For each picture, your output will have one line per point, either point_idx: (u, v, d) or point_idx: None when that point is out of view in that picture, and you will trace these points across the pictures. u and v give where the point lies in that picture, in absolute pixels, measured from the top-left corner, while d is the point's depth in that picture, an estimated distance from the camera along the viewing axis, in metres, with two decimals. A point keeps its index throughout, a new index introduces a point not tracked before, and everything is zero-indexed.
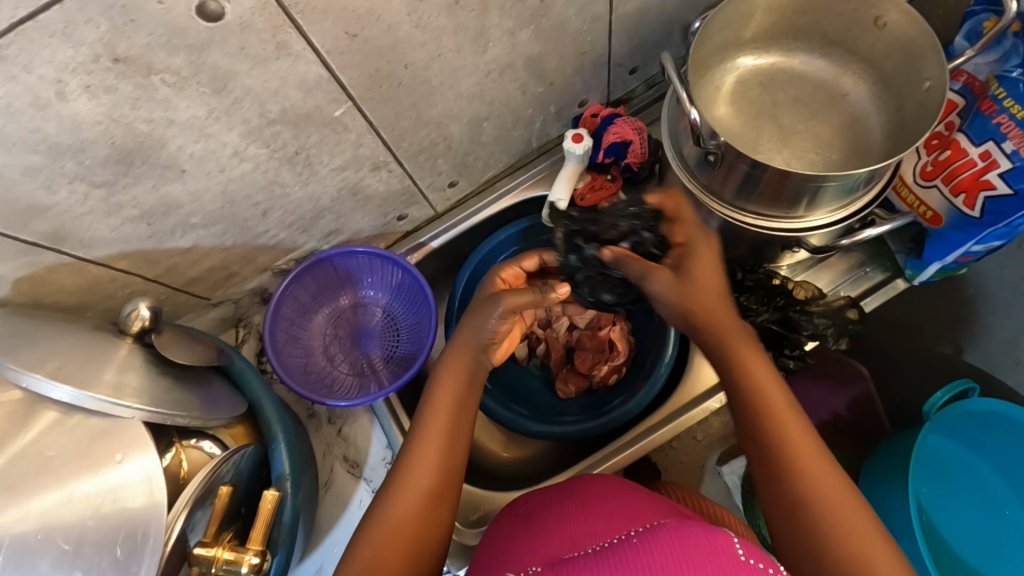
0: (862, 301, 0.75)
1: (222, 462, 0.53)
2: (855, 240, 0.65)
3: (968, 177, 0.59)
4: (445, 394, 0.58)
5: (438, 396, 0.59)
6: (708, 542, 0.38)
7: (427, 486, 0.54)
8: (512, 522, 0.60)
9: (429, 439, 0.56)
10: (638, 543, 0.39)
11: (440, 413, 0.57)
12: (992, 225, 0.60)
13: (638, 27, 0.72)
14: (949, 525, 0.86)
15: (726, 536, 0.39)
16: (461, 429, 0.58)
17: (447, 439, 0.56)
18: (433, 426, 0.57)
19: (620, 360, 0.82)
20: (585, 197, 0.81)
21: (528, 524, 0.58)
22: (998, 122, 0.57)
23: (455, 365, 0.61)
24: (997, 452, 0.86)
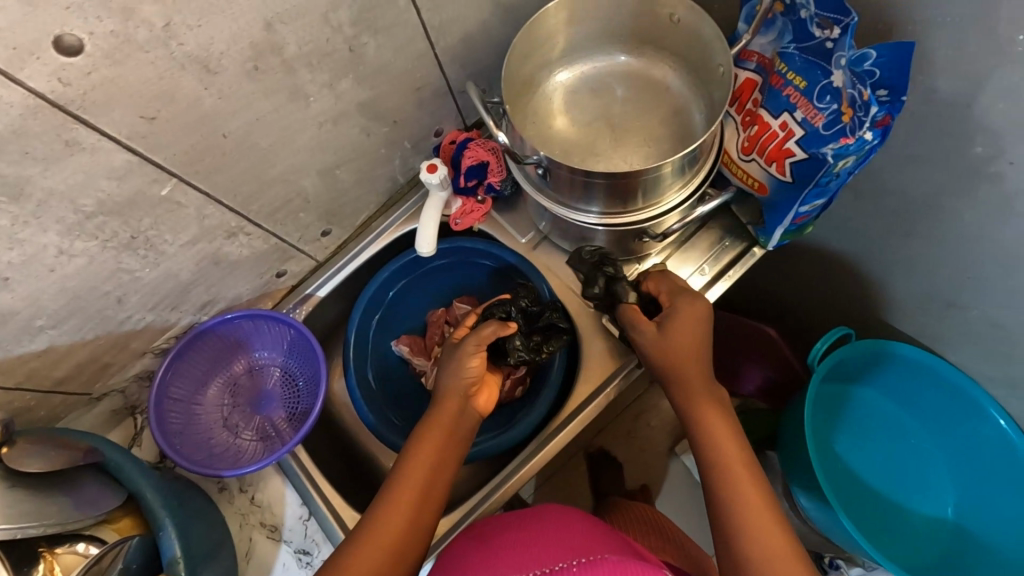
0: (725, 274, 0.79)
1: (121, 539, 0.57)
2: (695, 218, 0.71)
3: (775, 147, 0.63)
4: (432, 436, 0.63)
5: (423, 439, 0.63)
6: None
7: (392, 541, 0.58)
8: (466, 541, 0.62)
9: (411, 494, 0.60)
10: None
11: (418, 468, 0.62)
12: (804, 187, 0.63)
13: (469, 55, 0.75)
14: (864, 466, 0.91)
15: None
16: (440, 483, 0.62)
17: (428, 475, 0.62)
18: (419, 465, 0.62)
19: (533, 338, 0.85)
20: (458, 220, 0.85)
21: (478, 545, 0.59)
22: (786, 94, 0.61)
23: (448, 412, 0.65)
24: (895, 390, 0.92)
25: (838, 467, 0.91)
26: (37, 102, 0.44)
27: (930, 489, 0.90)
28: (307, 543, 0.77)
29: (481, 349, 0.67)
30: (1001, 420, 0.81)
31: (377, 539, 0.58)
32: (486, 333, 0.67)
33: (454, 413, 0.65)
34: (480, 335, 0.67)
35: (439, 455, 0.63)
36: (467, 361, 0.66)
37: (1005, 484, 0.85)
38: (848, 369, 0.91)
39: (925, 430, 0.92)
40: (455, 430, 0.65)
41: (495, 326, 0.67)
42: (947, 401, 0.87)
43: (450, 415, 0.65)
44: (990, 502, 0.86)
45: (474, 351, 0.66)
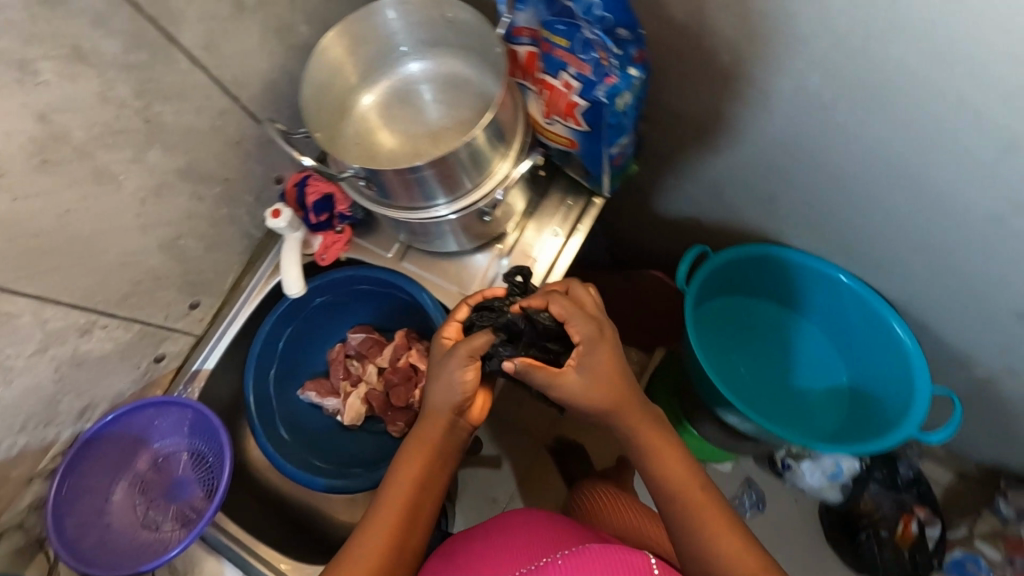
0: (576, 229, 0.85)
1: None
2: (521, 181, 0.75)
3: (564, 104, 0.69)
4: (412, 463, 0.65)
5: (405, 466, 0.65)
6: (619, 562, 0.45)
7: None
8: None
9: (399, 527, 0.62)
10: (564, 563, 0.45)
11: (400, 495, 0.63)
12: (601, 131, 0.70)
13: (278, 98, 0.78)
14: (760, 359, 1.01)
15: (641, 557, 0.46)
16: (419, 516, 0.64)
17: (410, 506, 0.63)
18: (399, 499, 0.63)
19: (424, 343, 0.91)
20: (323, 255, 0.87)
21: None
22: (557, 56, 0.67)
23: (430, 437, 0.66)
24: (761, 289, 1.02)
25: (736, 373, 1.00)
26: None
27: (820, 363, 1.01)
28: None
29: (473, 361, 0.64)
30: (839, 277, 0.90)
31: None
32: (477, 343, 0.63)
33: (436, 437, 0.66)
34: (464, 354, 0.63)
35: (420, 480, 0.65)
36: (455, 377, 0.64)
37: (873, 334, 0.93)
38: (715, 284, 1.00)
39: (795, 314, 1.02)
40: (438, 454, 0.66)
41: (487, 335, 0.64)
42: (802, 283, 0.96)
43: (433, 438, 0.66)
44: (865, 358, 0.96)
45: (466, 363, 0.64)
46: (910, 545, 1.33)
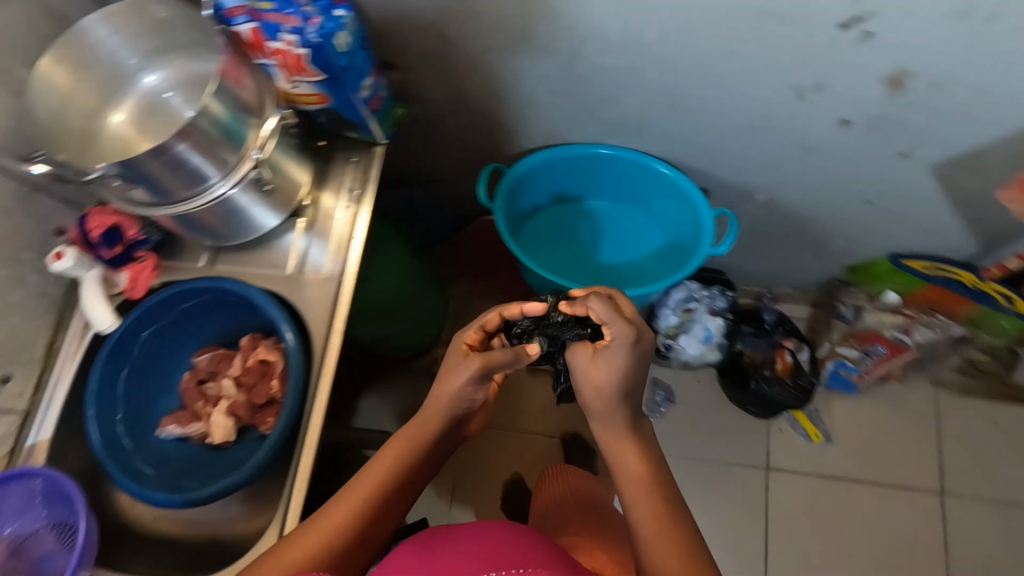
0: (366, 177, 0.91)
1: None
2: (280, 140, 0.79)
3: (294, 61, 0.74)
4: (399, 441, 0.74)
5: (395, 439, 0.75)
6: None
7: (333, 533, 0.66)
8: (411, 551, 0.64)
9: (382, 497, 0.71)
10: None
11: (381, 466, 0.72)
12: (339, 75, 0.77)
13: (20, 144, 0.77)
14: (588, 246, 1.13)
15: None
16: (393, 488, 0.72)
17: (389, 480, 0.72)
18: (382, 473, 0.72)
19: (269, 339, 0.92)
20: (133, 288, 0.86)
21: (426, 558, 0.62)
22: (270, 19, 0.72)
23: (426, 423, 0.76)
24: (559, 192, 1.13)
25: (572, 267, 1.10)
26: None
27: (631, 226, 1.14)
28: None
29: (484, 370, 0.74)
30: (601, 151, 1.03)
31: (324, 526, 0.67)
32: (492, 358, 0.74)
33: (428, 427, 0.76)
34: (483, 364, 0.74)
35: (401, 457, 0.74)
36: (467, 384, 0.74)
37: (651, 183, 1.07)
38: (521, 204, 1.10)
39: (594, 198, 1.14)
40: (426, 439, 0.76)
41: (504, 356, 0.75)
42: (581, 171, 1.08)
43: (428, 424, 0.76)
44: (660, 206, 1.10)
45: (479, 377, 0.74)
46: (790, 373, 1.48)
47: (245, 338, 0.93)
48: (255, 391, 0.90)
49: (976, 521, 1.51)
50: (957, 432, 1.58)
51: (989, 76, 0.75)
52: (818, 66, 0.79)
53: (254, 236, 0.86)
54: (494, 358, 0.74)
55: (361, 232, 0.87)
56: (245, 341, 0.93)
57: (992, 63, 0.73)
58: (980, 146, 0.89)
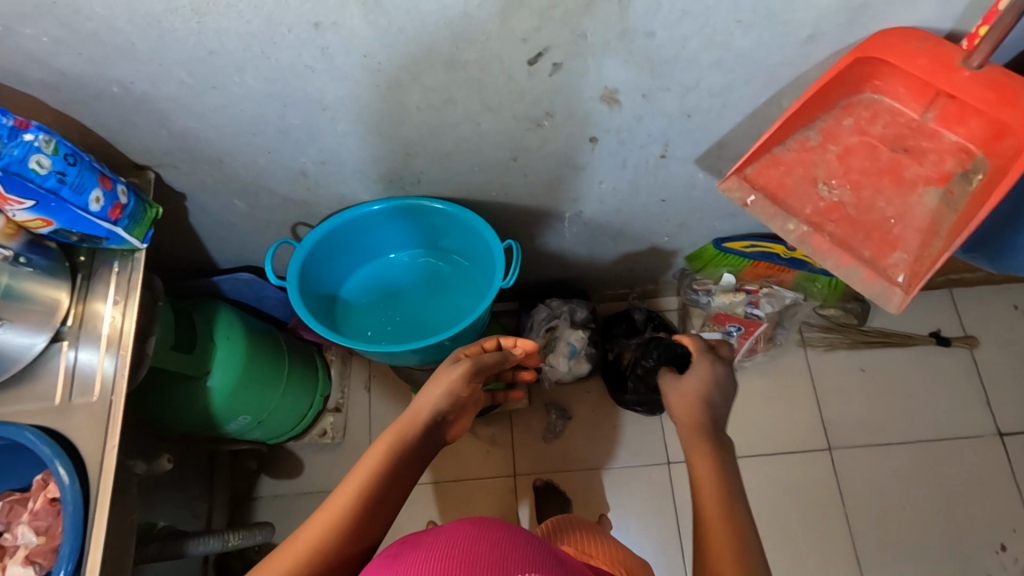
0: (133, 282, 0.89)
1: None
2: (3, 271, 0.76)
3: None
4: (386, 440, 0.73)
5: (383, 437, 0.74)
6: None
7: (310, 549, 0.63)
8: (377, 564, 0.57)
9: (370, 498, 0.68)
10: None
11: (368, 464, 0.71)
12: (52, 195, 0.75)
13: None
14: (407, 298, 1.11)
15: None
16: (385, 495, 0.69)
17: (377, 479, 0.69)
18: (375, 471, 0.70)
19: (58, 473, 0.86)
20: None
21: (390, 567, 0.55)
22: None
23: (415, 425, 0.77)
24: (358, 258, 1.11)
25: (396, 325, 1.08)
26: None
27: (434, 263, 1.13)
28: None
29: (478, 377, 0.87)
30: (374, 209, 1.01)
31: (303, 537, 0.64)
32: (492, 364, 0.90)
33: (417, 425, 0.77)
34: (466, 366, 0.85)
35: (395, 454, 0.72)
36: (442, 395, 0.81)
37: (438, 222, 1.07)
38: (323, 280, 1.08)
39: (396, 252, 1.14)
40: (416, 438, 0.76)
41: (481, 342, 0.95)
42: (367, 233, 1.06)
43: (422, 418, 0.78)
44: (458, 241, 1.10)
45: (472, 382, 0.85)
46: None
47: (37, 477, 0.87)
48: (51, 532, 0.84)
49: (878, 477, 1.48)
50: (841, 392, 1.56)
51: (691, 77, 0.80)
52: (532, 97, 0.82)
53: (15, 370, 0.81)
54: (483, 359, 0.88)
55: (132, 328, 0.86)
56: (36, 480, 0.87)
57: (678, 68, 0.78)
58: (724, 137, 0.93)
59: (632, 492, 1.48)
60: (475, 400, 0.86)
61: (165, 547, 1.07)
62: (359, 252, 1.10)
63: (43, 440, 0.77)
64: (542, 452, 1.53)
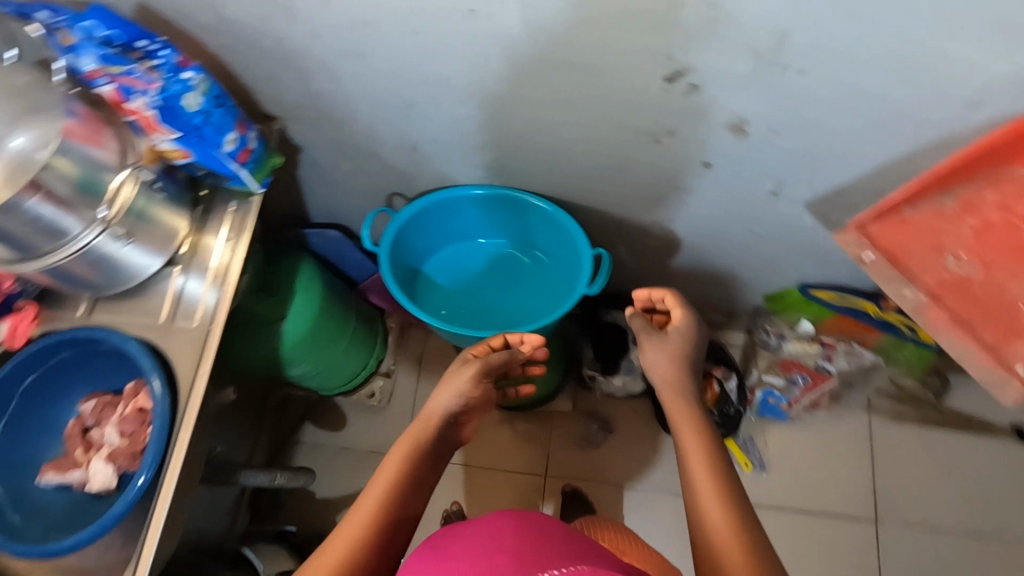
0: (245, 223, 0.94)
1: None
2: (140, 194, 0.82)
3: (149, 121, 0.79)
4: (400, 448, 0.79)
5: (401, 443, 0.79)
6: None
7: (346, 549, 0.67)
8: (424, 557, 0.64)
9: (395, 502, 0.72)
10: None
11: (390, 466, 0.76)
12: (195, 132, 0.81)
13: None
14: (485, 286, 1.13)
15: None
16: (408, 502, 0.74)
17: (399, 484, 0.74)
18: (399, 475, 0.75)
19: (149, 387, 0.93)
20: (13, 341, 0.88)
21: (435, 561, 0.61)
22: (122, 83, 0.76)
23: (430, 431, 0.82)
24: (444, 237, 1.13)
25: (472, 311, 1.11)
26: None
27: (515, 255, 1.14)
28: None
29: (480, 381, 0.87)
30: (475, 192, 1.03)
31: (338, 537, 0.69)
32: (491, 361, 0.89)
33: (431, 432, 0.82)
34: (474, 366, 0.88)
35: (416, 460, 0.78)
36: (451, 399, 0.85)
37: (531, 217, 1.08)
38: (409, 252, 1.10)
39: (484, 239, 1.15)
40: (432, 448, 0.81)
41: (481, 344, 0.94)
42: (461, 213, 1.09)
43: (436, 421, 0.83)
44: (546, 239, 1.11)
45: (478, 384, 0.86)
46: (717, 403, 1.43)
47: (129, 384, 0.94)
48: (136, 437, 0.92)
49: (923, 563, 1.39)
50: (900, 465, 1.48)
51: (823, 120, 0.77)
52: (656, 113, 0.81)
53: (131, 284, 0.88)
54: (489, 360, 0.89)
55: (237, 267, 0.91)
56: (129, 386, 0.94)
57: (814, 109, 0.75)
58: (841, 185, 0.89)
59: (660, 517, 1.46)
60: (486, 398, 0.90)
61: (219, 473, 1.14)
62: (447, 232, 1.12)
63: (146, 353, 0.84)
64: (577, 459, 1.53)
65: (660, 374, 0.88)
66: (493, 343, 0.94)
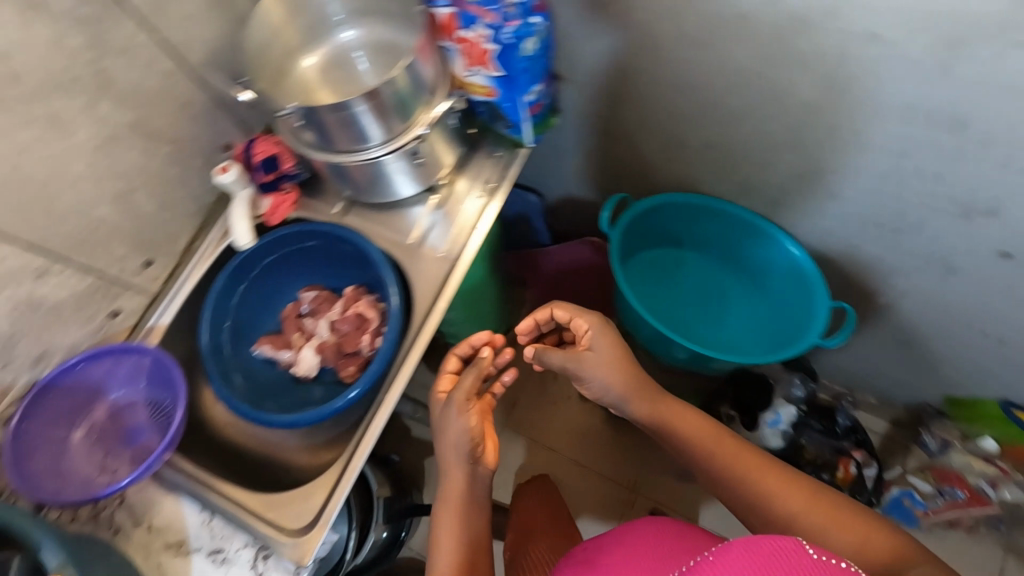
0: (507, 173, 0.93)
1: None
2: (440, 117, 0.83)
3: (479, 53, 0.78)
4: (446, 508, 0.77)
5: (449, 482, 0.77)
6: (775, 547, 0.45)
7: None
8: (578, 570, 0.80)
9: (468, 544, 0.75)
10: (715, 555, 0.48)
11: (453, 505, 0.77)
12: (516, 74, 0.80)
13: (222, 68, 0.86)
14: (685, 296, 1.13)
15: (792, 540, 0.46)
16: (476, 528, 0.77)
17: (461, 548, 0.75)
18: (461, 506, 0.76)
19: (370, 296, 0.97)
20: (271, 216, 0.93)
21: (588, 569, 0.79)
22: (470, 11, 0.76)
23: (455, 482, 0.77)
24: (665, 235, 1.12)
25: (668, 315, 1.10)
26: None
27: (742, 287, 1.12)
28: (217, 542, 0.78)
29: (470, 400, 0.78)
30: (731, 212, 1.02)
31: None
32: (470, 385, 0.79)
33: (467, 482, 0.76)
34: (471, 417, 0.76)
35: (472, 500, 0.77)
36: (460, 424, 0.76)
37: (774, 259, 1.05)
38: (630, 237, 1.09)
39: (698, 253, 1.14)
40: (471, 492, 0.77)
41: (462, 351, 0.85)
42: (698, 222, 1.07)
43: (459, 478, 0.77)
44: (766, 277, 1.09)
45: (463, 408, 0.76)
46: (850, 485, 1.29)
47: (349, 288, 0.99)
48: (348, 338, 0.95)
49: None
50: None
51: None
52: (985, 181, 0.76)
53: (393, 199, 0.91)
54: (467, 385, 0.79)
55: (488, 218, 0.91)
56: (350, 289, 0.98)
57: None
58: None
59: None
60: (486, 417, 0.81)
61: None
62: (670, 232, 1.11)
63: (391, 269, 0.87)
64: None
65: (603, 380, 0.83)
66: (462, 348, 0.86)
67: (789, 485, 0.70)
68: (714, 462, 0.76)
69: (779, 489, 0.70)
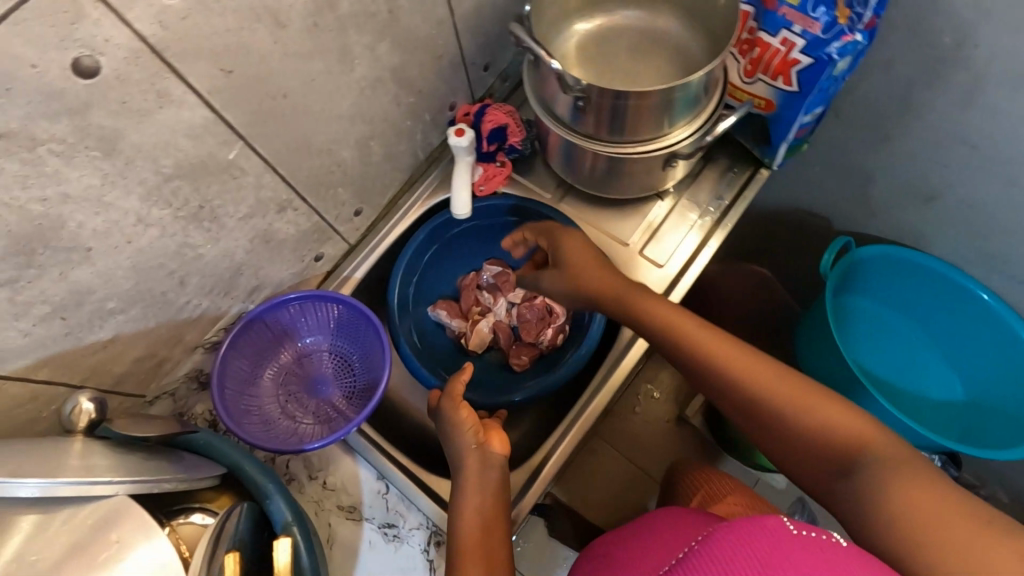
0: (743, 196, 0.86)
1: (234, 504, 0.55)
2: (720, 135, 0.72)
3: (780, 61, 0.71)
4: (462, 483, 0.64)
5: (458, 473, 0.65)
6: (756, 527, 0.34)
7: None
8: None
9: (489, 524, 0.61)
10: (699, 548, 0.35)
11: (470, 489, 0.64)
12: (809, 94, 0.72)
13: (479, 25, 0.81)
14: (883, 359, 1.02)
15: (773, 516, 0.35)
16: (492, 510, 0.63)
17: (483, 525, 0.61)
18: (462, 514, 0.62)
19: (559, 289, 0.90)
20: (483, 185, 0.88)
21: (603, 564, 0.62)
22: (783, 13, 0.68)
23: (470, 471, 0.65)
24: (880, 289, 1.02)
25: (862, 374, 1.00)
26: (140, 47, 0.45)
27: (935, 378, 1.01)
28: (390, 516, 0.76)
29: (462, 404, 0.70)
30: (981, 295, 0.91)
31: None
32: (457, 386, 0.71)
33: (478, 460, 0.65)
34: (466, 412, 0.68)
35: (481, 483, 0.64)
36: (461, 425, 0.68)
37: (1004, 360, 0.94)
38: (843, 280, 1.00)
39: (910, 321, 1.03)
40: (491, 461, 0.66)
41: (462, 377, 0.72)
42: (929, 287, 0.97)
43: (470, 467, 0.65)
44: (987, 369, 0.97)
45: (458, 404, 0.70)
46: None
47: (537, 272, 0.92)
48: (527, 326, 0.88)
49: None
50: None
51: None
52: None
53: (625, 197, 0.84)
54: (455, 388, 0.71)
55: (705, 257, 0.84)
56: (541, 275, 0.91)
57: None
58: None
59: None
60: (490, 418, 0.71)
61: None
62: (888, 287, 1.01)
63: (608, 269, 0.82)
64: None
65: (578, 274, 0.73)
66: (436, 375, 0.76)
67: (829, 399, 0.53)
68: (749, 367, 0.58)
69: (796, 395, 0.54)
